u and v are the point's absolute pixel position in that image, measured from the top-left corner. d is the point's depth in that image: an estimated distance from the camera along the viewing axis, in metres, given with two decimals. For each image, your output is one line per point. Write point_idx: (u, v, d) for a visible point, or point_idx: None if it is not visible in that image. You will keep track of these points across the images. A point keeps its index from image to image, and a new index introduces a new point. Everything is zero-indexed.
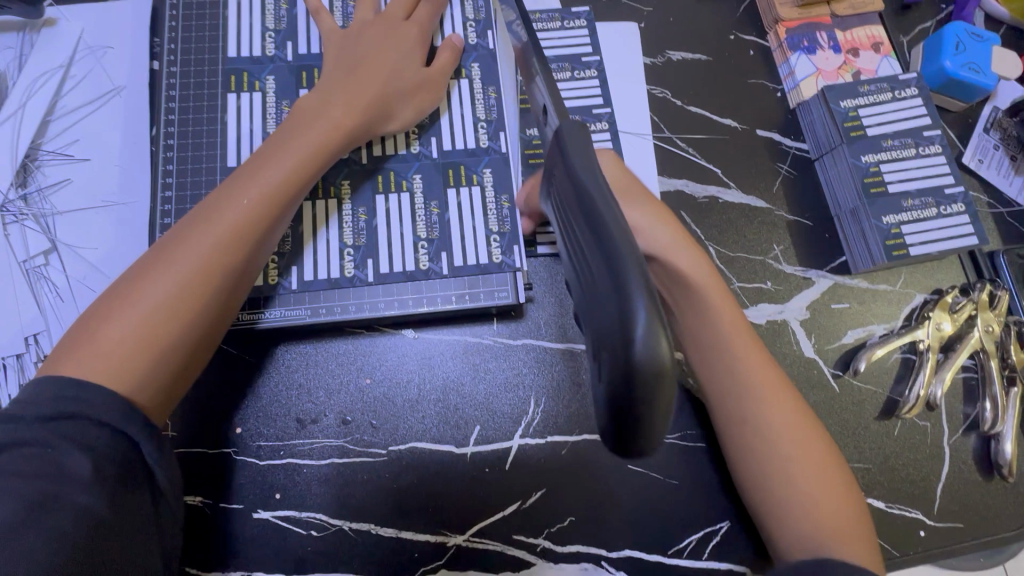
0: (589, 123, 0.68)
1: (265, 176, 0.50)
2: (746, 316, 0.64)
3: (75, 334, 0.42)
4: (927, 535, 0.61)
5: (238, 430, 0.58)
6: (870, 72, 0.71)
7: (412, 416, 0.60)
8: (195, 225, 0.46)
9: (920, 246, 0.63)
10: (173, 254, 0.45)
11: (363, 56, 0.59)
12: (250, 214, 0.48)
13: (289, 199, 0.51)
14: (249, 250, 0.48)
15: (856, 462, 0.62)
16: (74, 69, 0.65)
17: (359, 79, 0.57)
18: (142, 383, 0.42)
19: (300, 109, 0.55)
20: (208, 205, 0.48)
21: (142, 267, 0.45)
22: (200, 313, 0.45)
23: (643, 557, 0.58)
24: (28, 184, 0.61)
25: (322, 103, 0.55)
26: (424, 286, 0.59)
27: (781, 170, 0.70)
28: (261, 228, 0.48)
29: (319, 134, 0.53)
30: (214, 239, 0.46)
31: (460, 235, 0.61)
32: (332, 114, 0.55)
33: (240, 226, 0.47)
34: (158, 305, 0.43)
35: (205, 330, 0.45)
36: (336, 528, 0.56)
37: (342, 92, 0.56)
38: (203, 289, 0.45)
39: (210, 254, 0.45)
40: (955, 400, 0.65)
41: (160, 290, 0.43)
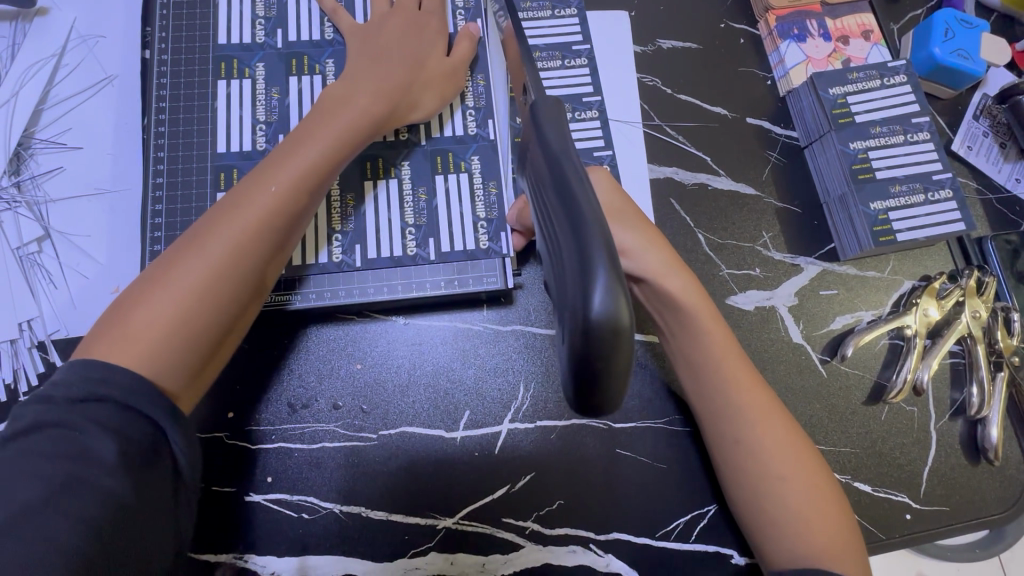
0: (578, 111, 0.68)
1: (294, 162, 0.49)
2: (733, 302, 0.65)
3: (108, 317, 0.43)
4: (913, 518, 0.62)
5: (230, 415, 0.58)
6: (859, 60, 0.71)
7: (404, 401, 0.60)
8: (226, 210, 0.46)
9: (907, 232, 0.64)
10: (204, 239, 0.45)
11: (386, 44, 0.59)
12: (278, 201, 0.47)
13: (319, 185, 0.50)
14: (279, 237, 0.48)
15: (844, 446, 0.63)
16: (66, 58, 0.65)
17: (390, 64, 0.58)
18: (170, 366, 0.42)
19: (329, 95, 0.54)
20: (239, 191, 0.47)
21: (173, 252, 0.44)
22: (231, 300, 0.45)
23: (631, 540, 0.59)
24: (21, 171, 0.62)
25: (348, 92, 0.55)
26: (413, 273, 0.60)
27: (770, 158, 0.71)
28: (292, 214, 0.48)
29: (348, 120, 0.53)
30: (246, 225, 0.46)
31: (449, 221, 0.61)
32: (361, 102, 0.54)
33: (269, 213, 0.47)
34: (188, 291, 0.43)
35: (232, 317, 0.45)
36: (327, 511, 0.57)
37: (368, 80, 0.56)
38: (235, 276, 0.45)
39: (240, 241, 0.45)
40: (942, 385, 0.65)
41: (192, 277, 0.43)
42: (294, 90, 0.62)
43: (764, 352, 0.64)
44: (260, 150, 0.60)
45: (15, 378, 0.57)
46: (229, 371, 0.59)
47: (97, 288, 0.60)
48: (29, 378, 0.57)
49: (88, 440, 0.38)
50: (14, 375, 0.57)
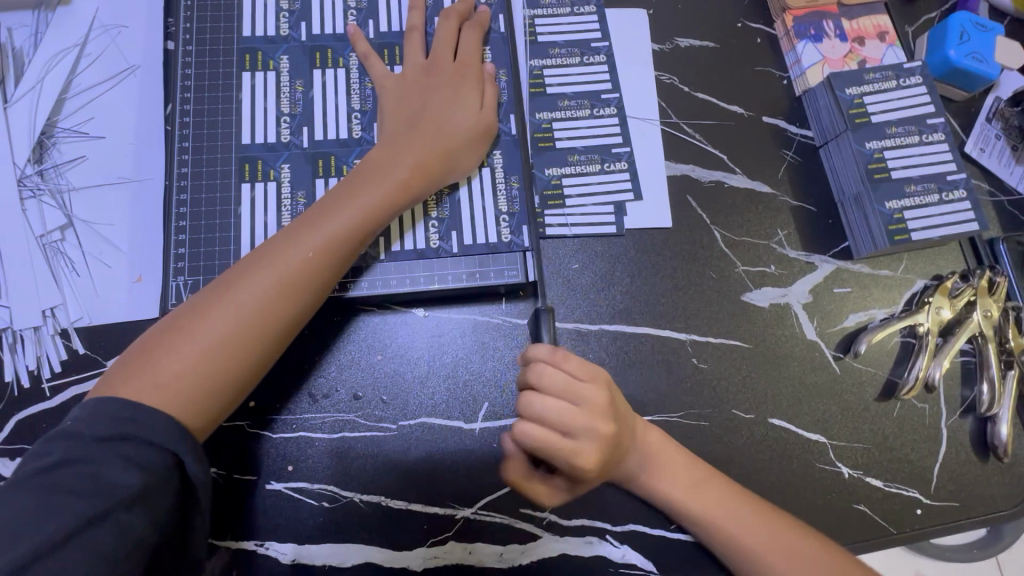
0: (598, 108, 0.69)
1: (325, 225, 0.52)
2: (748, 299, 0.66)
3: (138, 357, 0.46)
4: (923, 513, 0.63)
5: (251, 404, 0.59)
6: (875, 61, 0.72)
7: (423, 393, 0.61)
8: (260, 268, 0.49)
9: (922, 231, 0.64)
10: (235, 292, 0.48)
11: (422, 106, 0.59)
12: (306, 260, 0.50)
13: (349, 251, 0.53)
14: (306, 298, 0.50)
15: (855, 442, 0.64)
16: (89, 47, 0.66)
17: (423, 136, 0.58)
18: (195, 406, 0.45)
19: (369, 162, 0.56)
20: (270, 249, 0.51)
21: (204, 300, 0.48)
22: (254, 353, 0.48)
23: (646, 531, 0.59)
24: (44, 160, 0.62)
25: (386, 161, 0.56)
26: (435, 265, 0.61)
27: (786, 156, 0.71)
28: (319, 277, 0.51)
29: (384, 188, 0.55)
30: (277, 283, 0.49)
31: (470, 216, 0.62)
32: (397, 173, 0.56)
33: (297, 273, 0.50)
34: (215, 340, 0.46)
35: (256, 366, 0.48)
36: (347, 500, 0.58)
37: (406, 147, 0.57)
38: (261, 332, 0.48)
39: (267, 298, 0.48)
40: (953, 383, 0.66)
41: (219, 328, 0.47)
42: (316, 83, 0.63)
43: (779, 349, 0.65)
44: (285, 142, 0.61)
45: (39, 365, 0.57)
46: None
47: (120, 277, 0.60)
48: (53, 364, 0.57)
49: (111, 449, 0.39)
50: (37, 362, 0.57)
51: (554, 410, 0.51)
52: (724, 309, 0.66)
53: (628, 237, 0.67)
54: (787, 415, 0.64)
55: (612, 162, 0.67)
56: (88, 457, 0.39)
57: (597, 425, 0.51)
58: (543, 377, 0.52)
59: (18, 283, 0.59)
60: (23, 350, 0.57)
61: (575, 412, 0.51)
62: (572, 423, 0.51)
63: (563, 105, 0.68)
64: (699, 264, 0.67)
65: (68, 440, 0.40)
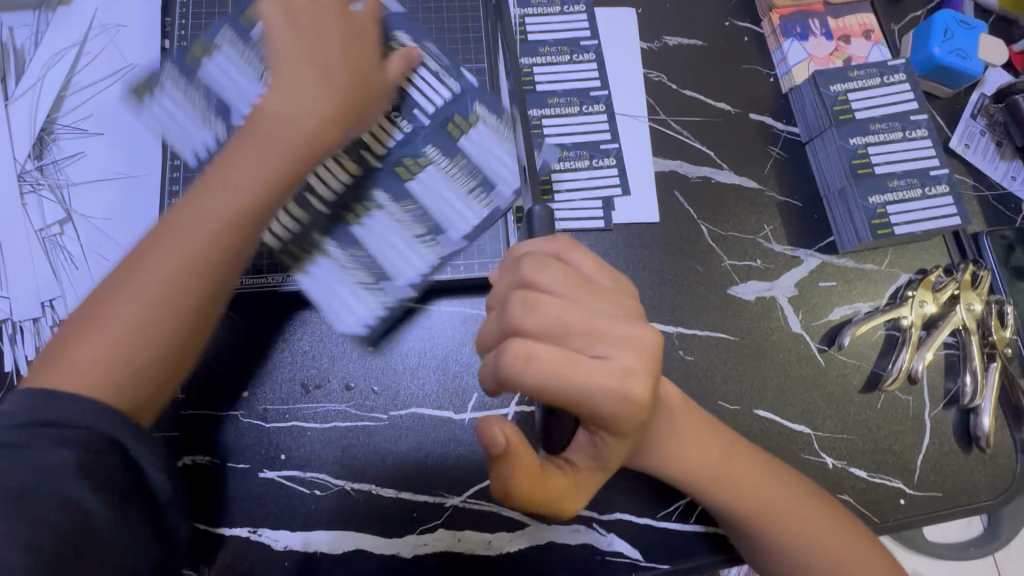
0: (586, 105, 0.70)
1: (230, 180, 0.47)
2: (734, 293, 0.67)
3: (50, 354, 0.42)
4: (907, 503, 0.63)
5: (246, 394, 0.60)
6: (861, 59, 0.73)
7: (413, 384, 0.62)
8: (166, 235, 0.45)
9: (904, 225, 0.65)
10: (138, 273, 0.43)
11: (314, 35, 0.52)
12: (213, 218, 0.45)
13: (267, 206, 0.48)
14: (225, 261, 0.46)
15: (840, 433, 0.65)
16: (87, 46, 0.67)
17: (332, 76, 0.51)
18: (119, 391, 0.41)
19: (267, 104, 0.50)
20: (172, 217, 0.46)
21: (108, 289, 0.43)
22: (177, 326, 0.44)
23: (632, 520, 0.60)
24: (43, 156, 0.63)
25: (290, 103, 0.49)
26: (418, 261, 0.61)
27: (772, 153, 0.72)
28: (236, 240, 0.46)
29: (289, 134, 0.49)
30: (182, 253, 0.44)
31: (453, 212, 0.62)
32: (304, 119, 0.49)
33: (209, 233, 0.45)
34: (126, 323, 0.42)
35: (181, 340, 0.44)
36: (339, 488, 0.59)
37: (308, 81, 0.50)
38: (180, 304, 0.44)
39: (176, 268, 0.44)
40: (937, 375, 0.67)
41: (128, 310, 0.42)
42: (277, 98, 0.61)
43: (764, 341, 0.66)
44: None
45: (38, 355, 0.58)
46: (241, 353, 0.61)
47: None
48: None
49: None
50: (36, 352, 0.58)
51: (567, 332, 0.42)
52: (710, 302, 0.67)
53: (616, 232, 0.68)
54: (771, 406, 0.65)
55: (601, 157, 0.69)
56: None
57: (633, 334, 0.42)
58: (538, 304, 0.42)
59: (17, 277, 0.60)
60: (22, 341, 0.59)
61: (603, 319, 0.42)
62: (603, 333, 0.42)
63: (553, 102, 0.69)
64: (686, 258, 0.68)
65: None
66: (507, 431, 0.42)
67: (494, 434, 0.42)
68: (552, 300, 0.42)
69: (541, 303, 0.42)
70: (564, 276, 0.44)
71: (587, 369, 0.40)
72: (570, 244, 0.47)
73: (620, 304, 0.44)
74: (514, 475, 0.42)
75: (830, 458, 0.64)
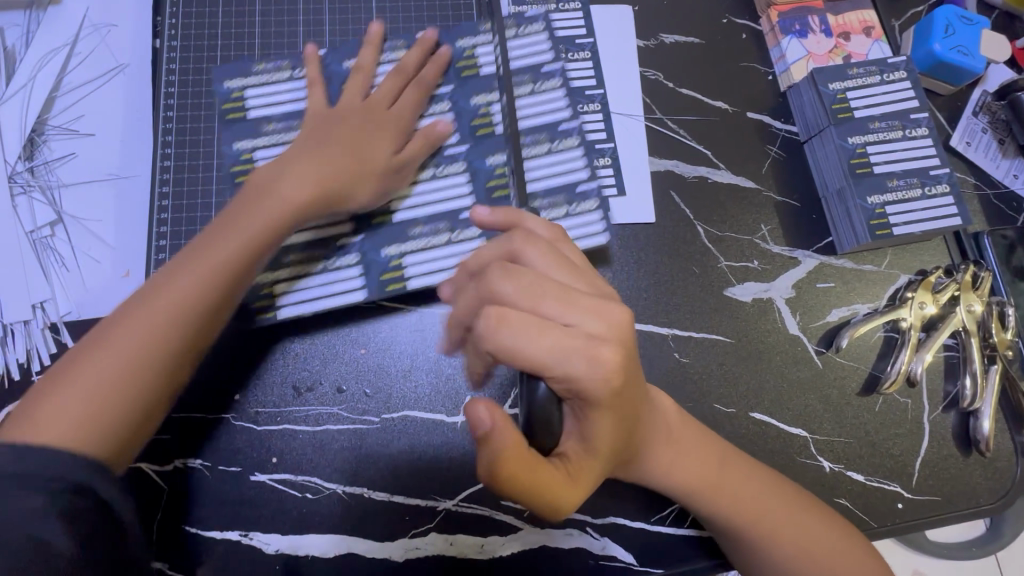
0: (580, 105, 0.68)
1: (220, 245, 0.50)
2: (730, 295, 0.66)
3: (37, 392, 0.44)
4: (904, 507, 0.63)
5: (237, 397, 0.60)
6: (861, 56, 0.72)
7: (405, 387, 0.62)
8: (152, 296, 0.47)
9: (903, 226, 0.64)
10: (127, 320, 0.47)
11: (332, 137, 0.56)
12: (197, 281, 0.48)
13: (250, 264, 0.51)
14: (206, 318, 0.49)
15: (838, 437, 0.64)
16: (78, 46, 0.67)
17: (306, 149, 0.55)
18: (99, 434, 0.44)
19: (258, 177, 0.54)
20: (163, 274, 0.49)
21: (101, 330, 0.47)
22: (155, 377, 0.46)
23: (626, 523, 0.60)
24: (34, 157, 0.63)
25: (278, 174, 0.53)
26: (443, 250, 0.60)
27: (770, 152, 0.71)
28: (220, 297, 0.49)
29: (270, 203, 0.52)
30: (169, 308, 0.47)
31: (467, 199, 0.62)
32: (274, 187, 0.53)
33: (191, 291, 0.48)
34: (113, 369, 0.45)
35: (161, 387, 0.47)
36: (330, 491, 0.59)
37: (303, 160, 0.54)
38: (159, 355, 0.46)
39: (161, 322, 0.47)
40: (936, 377, 0.66)
41: (113, 358, 0.45)
42: (263, 110, 0.61)
43: (761, 343, 0.66)
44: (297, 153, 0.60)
45: (29, 357, 0.58)
46: (230, 356, 0.60)
47: (108, 272, 0.61)
48: (42, 357, 0.58)
49: None
50: (27, 355, 0.58)
51: (548, 281, 0.40)
52: (706, 303, 0.66)
53: (611, 233, 0.67)
54: (767, 409, 0.64)
55: (596, 159, 0.67)
56: None
57: (600, 306, 0.40)
58: (513, 271, 0.40)
59: (9, 279, 0.60)
60: (13, 342, 0.58)
61: (568, 289, 0.40)
62: (570, 304, 0.39)
63: None
64: (681, 259, 0.67)
65: None
66: (498, 410, 0.37)
67: (481, 416, 0.37)
68: (526, 270, 0.41)
69: (516, 270, 0.40)
70: (549, 255, 0.43)
71: (558, 334, 0.38)
72: (518, 212, 0.48)
73: (590, 282, 0.43)
74: (496, 457, 0.37)
75: (827, 462, 0.63)
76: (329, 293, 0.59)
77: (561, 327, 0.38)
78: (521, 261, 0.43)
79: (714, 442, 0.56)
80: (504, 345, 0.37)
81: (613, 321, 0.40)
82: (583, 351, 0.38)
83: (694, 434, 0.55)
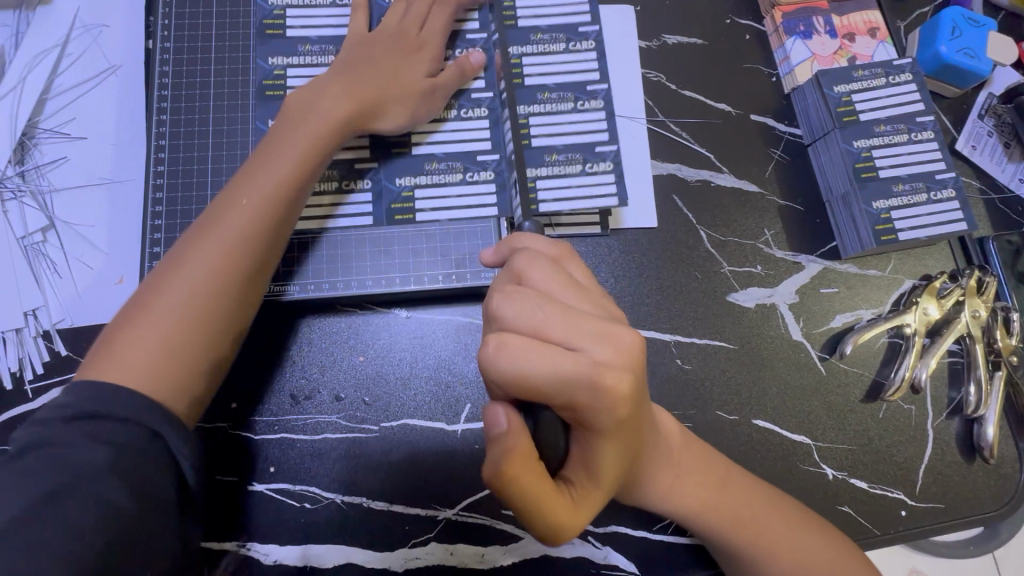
0: (582, 100, 0.63)
1: (263, 178, 0.50)
2: (733, 300, 0.65)
3: (104, 341, 0.45)
4: (908, 515, 0.62)
5: (234, 405, 0.59)
6: (866, 58, 0.71)
7: (404, 395, 0.61)
8: (203, 235, 0.48)
9: (909, 231, 0.64)
10: (184, 262, 0.47)
11: (366, 59, 0.56)
12: (247, 216, 0.49)
13: (295, 200, 0.51)
14: (259, 256, 0.49)
15: (841, 443, 0.63)
16: (70, 47, 0.65)
17: (341, 73, 0.55)
18: (174, 385, 0.45)
19: (290, 106, 0.53)
20: (211, 211, 0.49)
21: (157, 275, 0.47)
22: (219, 320, 0.47)
23: (628, 532, 0.59)
24: (25, 161, 0.62)
25: (314, 101, 0.53)
26: (459, 192, 0.60)
27: (774, 155, 0.71)
28: (270, 235, 0.50)
29: (310, 130, 0.52)
30: (224, 246, 0.48)
31: (485, 141, 0.61)
32: (314, 115, 0.52)
33: (242, 228, 0.49)
34: (177, 314, 0.46)
35: (224, 333, 0.48)
36: (329, 501, 0.58)
37: (334, 88, 0.54)
38: (221, 297, 0.47)
39: (218, 263, 0.47)
40: (940, 384, 0.66)
41: (175, 299, 0.46)
42: (301, 30, 0.62)
43: (764, 350, 0.65)
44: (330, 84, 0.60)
45: (20, 366, 0.57)
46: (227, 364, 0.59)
47: (102, 279, 0.60)
48: (35, 366, 0.57)
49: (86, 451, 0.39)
50: (19, 363, 0.57)
51: (552, 308, 0.38)
52: (709, 309, 0.65)
53: (613, 237, 0.66)
54: (770, 416, 0.63)
55: (596, 162, 0.62)
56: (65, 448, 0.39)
57: (607, 329, 0.37)
58: (514, 292, 0.38)
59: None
60: (5, 351, 0.57)
61: (573, 309, 0.37)
62: (575, 326, 0.37)
63: (543, 97, 0.63)
64: (684, 264, 0.66)
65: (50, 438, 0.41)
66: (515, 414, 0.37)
67: (498, 419, 0.37)
68: (528, 290, 0.38)
69: (517, 291, 0.38)
70: (553, 273, 0.40)
71: (564, 358, 0.36)
72: (513, 238, 0.45)
73: (600, 300, 0.40)
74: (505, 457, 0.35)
75: (830, 469, 0.62)
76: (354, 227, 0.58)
77: (566, 350, 0.36)
78: (524, 281, 0.40)
79: (714, 457, 0.55)
80: (505, 369, 0.36)
81: (623, 343, 0.37)
82: (587, 379, 0.36)
83: (691, 453, 0.54)
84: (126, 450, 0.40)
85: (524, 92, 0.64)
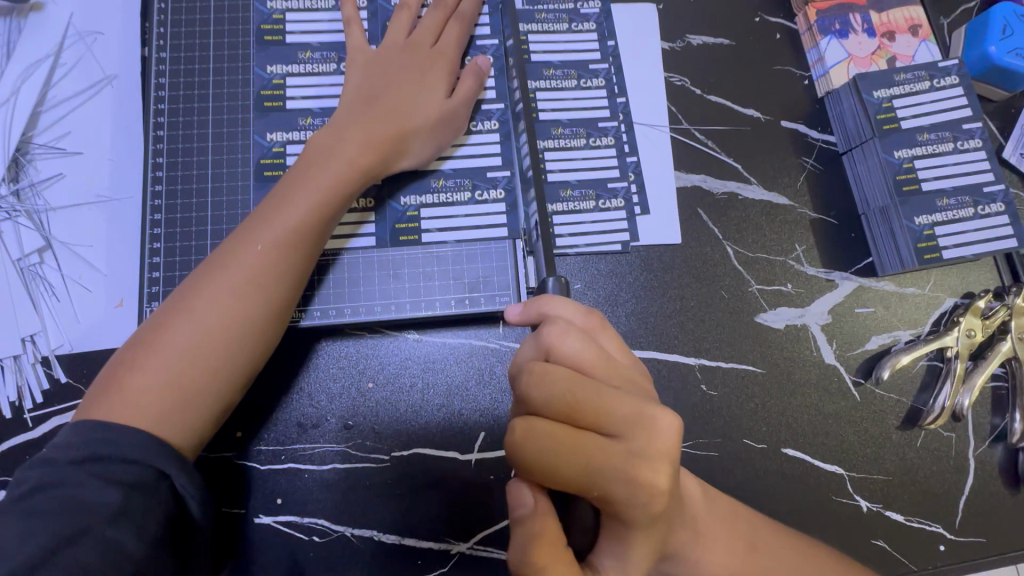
0: (594, 138, 0.63)
1: (282, 221, 0.47)
2: (762, 321, 0.62)
3: (110, 378, 0.43)
4: (947, 549, 0.59)
5: (239, 434, 0.56)
6: (907, 58, 0.66)
7: (418, 424, 0.58)
8: (216, 275, 0.45)
9: (954, 248, 0.59)
10: (193, 302, 0.45)
11: (382, 90, 0.53)
12: (264, 259, 0.46)
13: (315, 239, 0.49)
14: (273, 296, 0.47)
15: (875, 473, 0.60)
16: (63, 57, 0.62)
17: (367, 109, 0.52)
18: (179, 426, 0.43)
19: (313, 147, 0.50)
20: (227, 249, 0.47)
21: (167, 312, 0.45)
22: (228, 361, 0.45)
23: None
24: (20, 178, 0.59)
25: (336, 141, 0.50)
26: (465, 209, 0.57)
27: (806, 164, 0.66)
28: (287, 273, 0.47)
29: (335, 168, 0.49)
30: (237, 287, 0.45)
31: (496, 156, 0.58)
32: (340, 152, 0.50)
33: (258, 272, 0.46)
34: (187, 356, 0.43)
35: (231, 375, 0.45)
36: (338, 534, 0.55)
37: (354, 126, 0.51)
38: (232, 339, 0.45)
39: (230, 304, 0.45)
40: (983, 410, 0.62)
41: (185, 340, 0.44)
42: (301, 36, 0.59)
43: (794, 374, 0.61)
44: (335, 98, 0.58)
45: (20, 396, 0.55)
46: None
47: (101, 302, 0.58)
48: (34, 394, 0.55)
49: (92, 497, 0.37)
50: (18, 392, 0.55)
51: (585, 390, 0.38)
52: (736, 333, 0.62)
53: (634, 254, 0.62)
54: (802, 446, 0.60)
55: (608, 198, 0.62)
56: (69, 494, 0.37)
57: (639, 410, 0.38)
58: (545, 374, 0.38)
59: None
60: (3, 380, 0.55)
61: (609, 393, 0.38)
62: (608, 412, 0.38)
63: (556, 133, 0.63)
64: (709, 283, 0.63)
65: (45, 483, 0.38)
66: (537, 497, 0.39)
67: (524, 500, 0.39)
68: (559, 370, 0.38)
69: (547, 373, 0.38)
70: (587, 349, 0.40)
71: (599, 449, 0.37)
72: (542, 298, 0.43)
73: (630, 376, 0.41)
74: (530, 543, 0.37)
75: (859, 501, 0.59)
76: (359, 249, 0.56)
77: (600, 440, 0.37)
78: (554, 355, 0.40)
79: (742, 520, 0.52)
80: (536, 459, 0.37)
81: (658, 427, 0.38)
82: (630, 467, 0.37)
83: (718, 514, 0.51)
84: (126, 497, 0.38)
85: (540, 127, 0.62)
